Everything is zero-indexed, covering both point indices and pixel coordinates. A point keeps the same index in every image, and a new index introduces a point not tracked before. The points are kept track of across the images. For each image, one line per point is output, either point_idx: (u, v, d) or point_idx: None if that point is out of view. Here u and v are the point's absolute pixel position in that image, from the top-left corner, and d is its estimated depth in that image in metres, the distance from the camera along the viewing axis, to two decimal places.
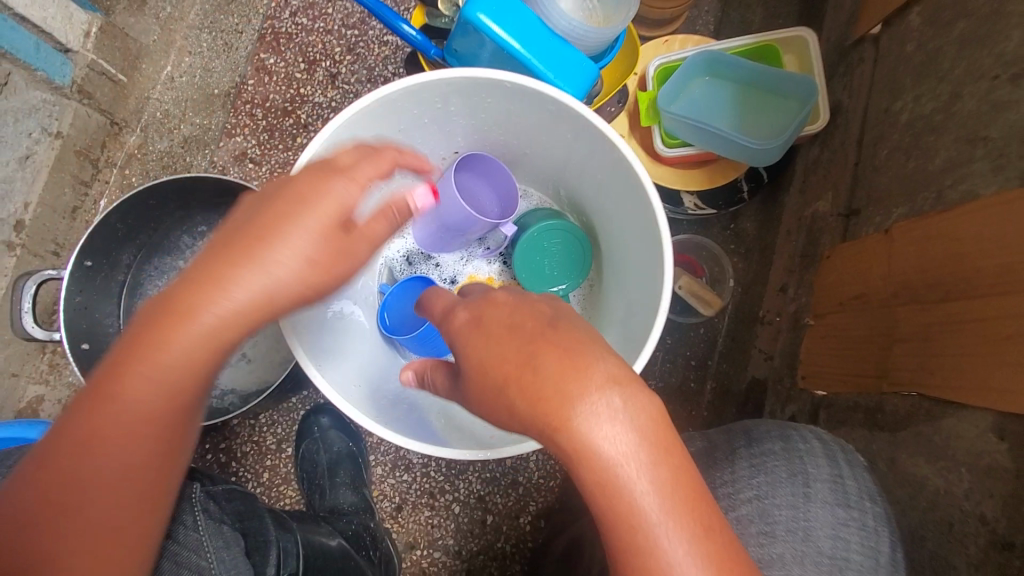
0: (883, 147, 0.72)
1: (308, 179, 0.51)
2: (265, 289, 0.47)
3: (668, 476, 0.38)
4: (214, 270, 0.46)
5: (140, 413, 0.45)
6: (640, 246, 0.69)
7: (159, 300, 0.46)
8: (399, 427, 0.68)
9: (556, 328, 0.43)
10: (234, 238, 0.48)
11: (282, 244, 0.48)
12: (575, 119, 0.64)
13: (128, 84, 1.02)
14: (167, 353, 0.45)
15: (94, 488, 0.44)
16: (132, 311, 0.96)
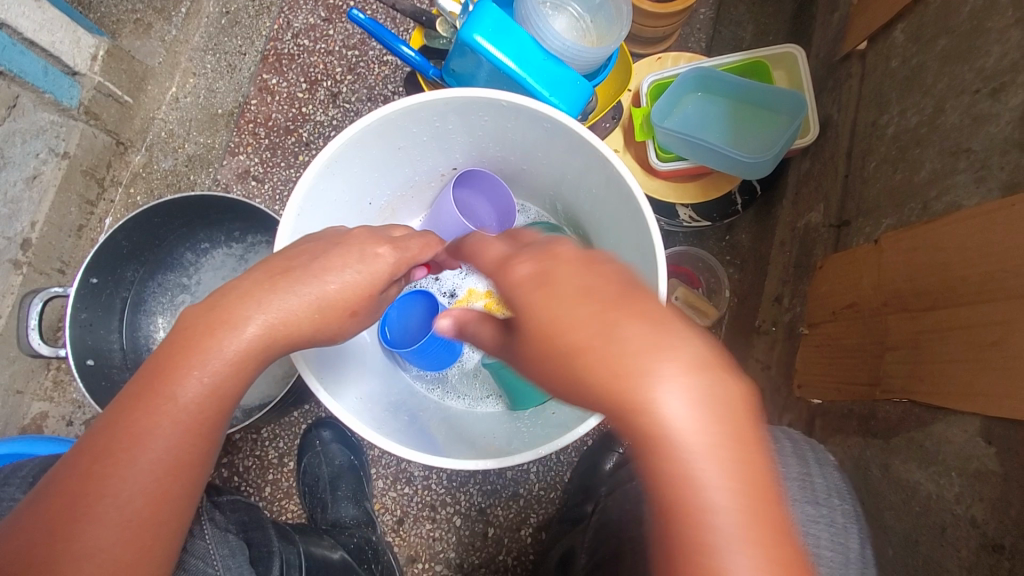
0: (871, 159, 0.74)
1: (355, 236, 0.57)
2: (307, 314, 0.52)
3: (743, 471, 0.33)
4: (262, 289, 0.51)
5: (181, 420, 0.47)
6: (631, 256, 0.71)
7: (203, 313, 0.49)
8: (400, 439, 0.69)
9: (636, 297, 0.38)
10: (287, 265, 0.53)
11: (330, 280, 0.53)
12: (569, 136, 0.66)
13: (134, 104, 1.05)
14: (212, 362, 0.48)
15: (124, 489, 0.45)
16: (137, 326, 0.97)
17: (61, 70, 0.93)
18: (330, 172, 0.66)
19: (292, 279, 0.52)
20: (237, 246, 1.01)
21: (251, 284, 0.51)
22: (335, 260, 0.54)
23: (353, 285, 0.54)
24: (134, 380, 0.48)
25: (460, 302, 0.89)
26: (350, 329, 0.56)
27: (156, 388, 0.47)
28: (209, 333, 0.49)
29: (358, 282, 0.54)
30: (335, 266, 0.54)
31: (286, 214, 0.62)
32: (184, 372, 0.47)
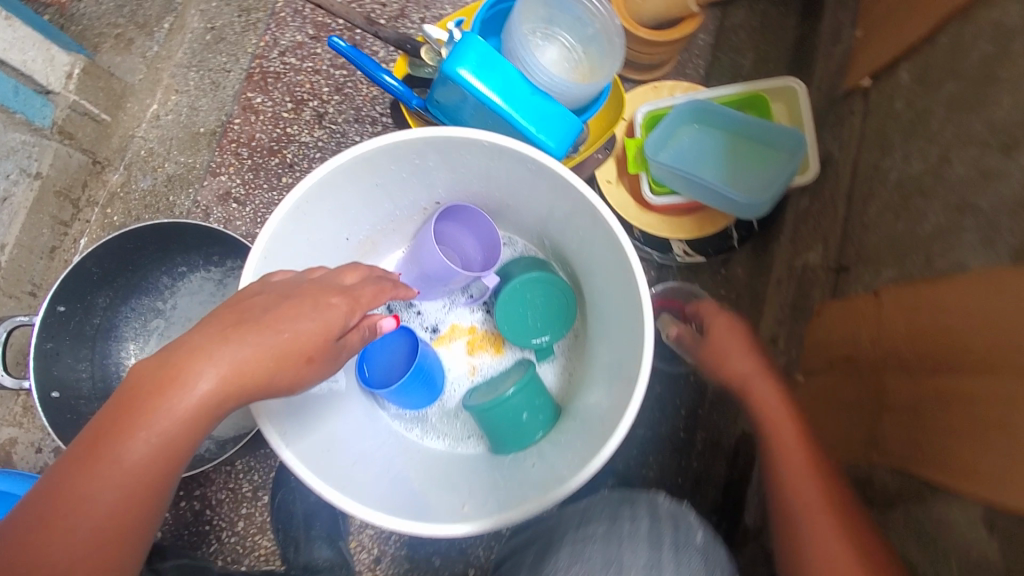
0: (872, 205, 0.71)
1: (306, 288, 0.57)
2: (263, 366, 0.51)
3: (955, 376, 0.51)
4: (213, 344, 0.50)
5: (124, 483, 0.47)
6: (620, 303, 0.68)
7: (156, 366, 0.49)
8: (370, 494, 0.65)
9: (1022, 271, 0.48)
10: (238, 316, 0.53)
11: (283, 328, 0.53)
12: (554, 178, 0.64)
13: (112, 123, 1.02)
14: (160, 425, 0.48)
15: (60, 554, 0.45)
16: (107, 353, 0.92)
17: (32, 88, 0.90)
18: (302, 212, 0.63)
19: (244, 329, 0.52)
20: (216, 270, 0.96)
21: (206, 337, 0.50)
22: (289, 309, 0.54)
23: (306, 333, 0.54)
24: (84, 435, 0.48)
25: (442, 338, 0.85)
26: (308, 379, 0.55)
27: (105, 445, 0.47)
28: (160, 389, 0.48)
29: (314, 330, 0.54)
30: (289, 317, 0.53)
31: (252, 256, 0.59)
32: (133, 431, 0.47)
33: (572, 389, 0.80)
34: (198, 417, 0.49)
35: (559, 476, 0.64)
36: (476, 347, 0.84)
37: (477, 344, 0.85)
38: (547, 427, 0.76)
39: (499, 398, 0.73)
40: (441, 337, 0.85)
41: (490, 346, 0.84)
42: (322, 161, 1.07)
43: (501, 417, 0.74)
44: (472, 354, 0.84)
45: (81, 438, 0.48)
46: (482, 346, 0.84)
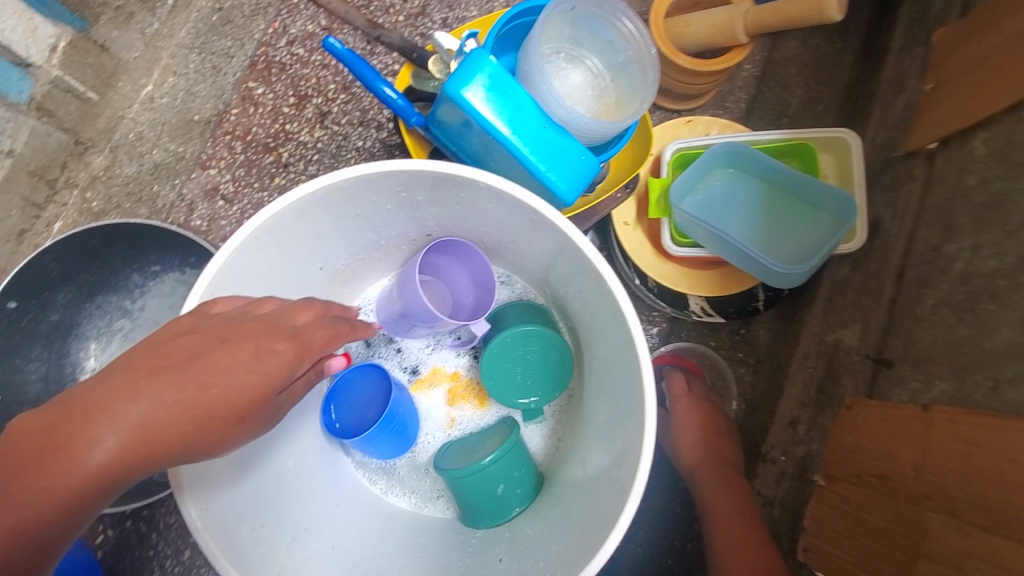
0: (928, 295, 0.61)
1: (248, 326, 0.47)
2: (177, 429, 0.43)
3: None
4: (118, 399, 0.42)
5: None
6: (621, 382, 0.59)
7: (53, 420, 0.41)
8: None
9: None
10: (159, 364, 0.44)
11: (211, 382, 0.44)
12: (557, 232, 0.55)
13: (100, 102, 0.94)
14: (40, 497, 0.40)
15: None
16: (64, 353, 0.85)
17: (9, 60, 0.82)
18: (264, 241, 0.54)
19: (159, 380, 0.43)
20: (191, 273, 0.88)
21: (114, 389, 0.42)
22: (218, 358, 0.45)
23: (238, 388, 0.45)
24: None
25: (421, 382, 0.76)
26: (237, 443, 0.46)
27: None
28: (46, 454, 0.40)
29: (248, 385, 0.45)
30: (223, 369, 0.45)
31: (197, 290, 0.51)
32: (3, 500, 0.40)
33: (558, 457, 0.72)
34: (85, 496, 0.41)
35: None
36: (456, 398, 0.76)
37: (458, 394, 0.76)
38: (525, 502, 0.67)
39: (475, 466, 0.64)
40: (419, 382, 0.76)
41: (472, 399, 0.76)
42: (319, 163, 0.99)
43: (475, 489, 0.65)
44: (452, 404, 0.76)
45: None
46: (463, 398, 0.76)
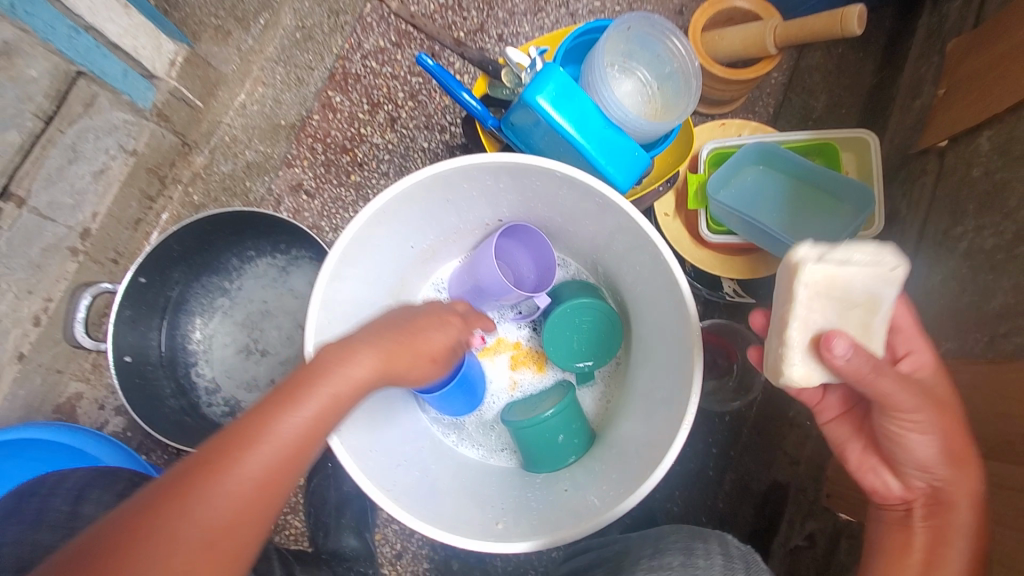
0: (938, 271, 0.70)
1: (431, 309, 0.67)
2: (408, 359, 0.61)
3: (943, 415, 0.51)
4: (368, 339, 0.60)
5: (282, 447, 0.52)
6: (668, 343, 0.69)
7: (288, 390, 0.55)
8: (409, 496, 0.68)
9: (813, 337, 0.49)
10: (383, 324, 0.62)
11: (420, 332, 0.63)
12: (619, 214, 0.65)
13: (203, 109, 1.08)
14: (322, 400, 0.55)
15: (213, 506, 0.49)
16: (175, 325, 0.98)
17: (139, 73, 0.98)
18: (377, 221, 0.66)
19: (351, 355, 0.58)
20: (281, 257, 1.02)
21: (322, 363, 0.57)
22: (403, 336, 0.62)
23: (434, 339, 0.64)
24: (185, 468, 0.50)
25: (486, 349, 0.87)
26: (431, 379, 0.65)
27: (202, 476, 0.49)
28: (289, 405, 0.54)
29: (442, 339, 0.64)
30: (427, 327, 0.64)
31: (329, 259, 0.62)
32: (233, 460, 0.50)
33: (608, 415, 0.82)
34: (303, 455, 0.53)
35: (596, 508, 0.66)
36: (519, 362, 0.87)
37: (519, 360, 0.87)
38: (581, 452, 0.77)
39: (538, 417, 0.74)
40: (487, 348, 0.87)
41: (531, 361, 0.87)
42: (389, 163, 1.12)
43: (539, 436, 0.75)
44: (514, 368, 0.87)
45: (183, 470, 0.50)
46: (523, 363, 0.87)
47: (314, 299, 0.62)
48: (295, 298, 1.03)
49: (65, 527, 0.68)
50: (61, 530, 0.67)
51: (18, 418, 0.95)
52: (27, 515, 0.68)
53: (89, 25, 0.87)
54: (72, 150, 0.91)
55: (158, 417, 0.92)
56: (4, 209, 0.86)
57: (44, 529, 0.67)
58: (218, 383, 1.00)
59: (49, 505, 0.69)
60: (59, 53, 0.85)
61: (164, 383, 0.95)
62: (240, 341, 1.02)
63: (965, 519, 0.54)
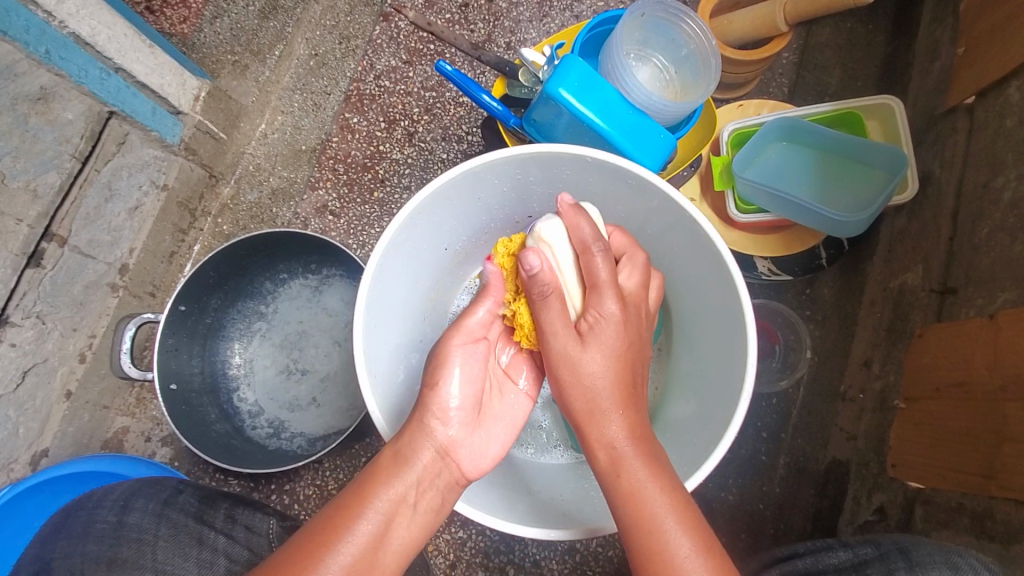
0: (984, 226, 0.70)
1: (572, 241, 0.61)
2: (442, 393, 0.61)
3: (632, 426, 0.56)
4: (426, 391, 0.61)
5: (423, 465, 0.57)
6: (716, 319, 0.68)
7: (394, 454, 0.57)
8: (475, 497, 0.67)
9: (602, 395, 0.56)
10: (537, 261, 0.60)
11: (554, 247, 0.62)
12: (654, 194, 0.65)
13: (227, 140, 1.11)
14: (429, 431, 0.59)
15: (403, 526, 0.54)
16: (215, 351, 1.00)
17: (167, 109, 1.00)
18: (413, 223, 0.67)
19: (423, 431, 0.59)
20: (312, 278, 1.04)
21: (396, 444, 0.58)
22: (412, 443, 0.58)
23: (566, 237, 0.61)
24: (329, 511, 0.53)
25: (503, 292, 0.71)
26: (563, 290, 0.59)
27: (343, 521, 0.52)
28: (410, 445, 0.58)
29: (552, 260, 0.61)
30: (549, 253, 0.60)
31: (371, 262, 0.63)
32: (376, 509, 0.53)
33: (656, 401, 0.81)
34: (430, 510, 0.56)
35: None
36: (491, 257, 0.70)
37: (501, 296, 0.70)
38: None
39: None
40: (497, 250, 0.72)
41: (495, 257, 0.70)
42: (411, 176, 1.14)
43: None
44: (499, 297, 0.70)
45: (329, 511, 0.53)
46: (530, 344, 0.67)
47: (359, 303, 0.62)
48: (329, 317, 1.04)
49: (113, 537, 0.68)
50: (109, 540, 0.68)
51: (70, 454, 0.95)
52: (76, 528, 0.69)
53: (118, 66, 0.90)
54: (108, 188, 0.94)
55: (207, 440, 0.92)
56: (48, 248, 0.88)
57: (92, 540, 0.68)
58: (261, 406, 1.00)
59: (96, 517, 0.69)
60: (92, 95, 0.88)
61: (209, 409, 0.96)
62: (279, 363, 1.03)
63: (608, 426, 0.56)
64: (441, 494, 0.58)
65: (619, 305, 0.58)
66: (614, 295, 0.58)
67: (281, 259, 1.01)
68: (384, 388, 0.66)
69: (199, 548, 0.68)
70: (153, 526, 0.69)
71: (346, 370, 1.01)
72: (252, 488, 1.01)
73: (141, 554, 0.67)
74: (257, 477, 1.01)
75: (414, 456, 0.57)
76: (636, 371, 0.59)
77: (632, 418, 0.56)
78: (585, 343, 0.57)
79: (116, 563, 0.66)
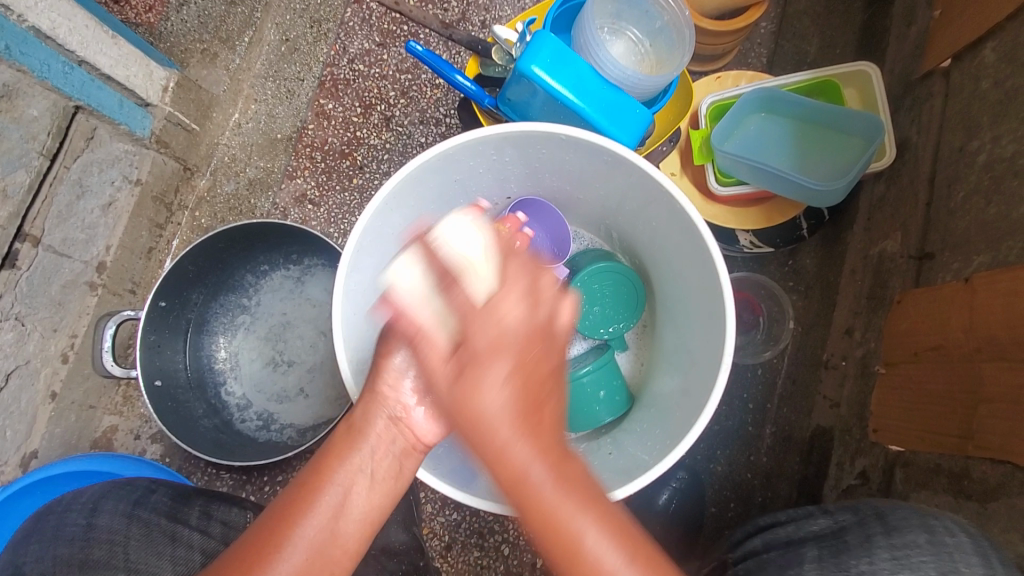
0: (960, 190, 0.70)
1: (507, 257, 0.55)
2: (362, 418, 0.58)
3: (562, 475, 0.49)
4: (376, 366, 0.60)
5: (381, 429, 0.59)
6: (693, 292, 0.69)
7: (351, 425, 0.59)
8: (468, 482, 0.67)
9: (537, 421, 0.50)
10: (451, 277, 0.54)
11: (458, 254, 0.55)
12: (630, 170, 0.65)
13: (200, 132, 1.09)
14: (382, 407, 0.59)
15: (360, 496, 0.56)
16: (200, 346, 0.99)
17: (134, 102, 0.98)
18: (388, 208, 0.66)
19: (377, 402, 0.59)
20: (295, 268, 1.03)
21: (349, 419, 0.59)
22: (362, 422, 0.58)
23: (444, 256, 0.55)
24: (293, 488, 0.55)
25: None
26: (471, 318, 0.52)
27: (306, 496, 0.54)
28: (364, 417, 0.59)
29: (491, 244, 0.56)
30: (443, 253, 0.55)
31: (346, 249, 0.62)
32: (336, 484, 0.55)
33: (641, 378, 0.81)
34: (389, 477, 0.58)
35: (640, 463, 0.66)
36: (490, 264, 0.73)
37: None
38: (617, 411, 0.77)
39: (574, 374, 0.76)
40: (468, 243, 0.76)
41: None
42: (389, 162, 1.12)
43: (578, 394, 0.77)
44: None
45: (290, 490, 0.55)
46: None
47: (337, 291, 0.61)
48: (313, 307, 1.03)
49: (83, 539, 0.67)
50: (79, 542, 0.67)
51: (59, 455, 0.95)
52: (46, 531, 0.68)
53: (81, 59, 0.87)
54: (79, 185, 0.92)
55: (196, 435, 0.92)
56: (22, 249, 0.86)
57: (62, 543, 0.67)
58: (248, 399, 1.00)
59: (66, 521, 0.68)
60: (56, 90, 0.85)
61: (196, 404, 0.96)
62: (265, 355, 1.02)
63: (518, 452, 0.49)
64: (400, 461, 0.59)
65: (526, 311, 0.52)
66: (528, 304, 0.53)
67: (261, 250, 0.99)
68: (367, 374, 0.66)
69: (175, 544, 0.68)
70: (123, 526, 0.68)
71: (332, 359, 1.01)
72: (245, 480, 1.01)
73: (112, 555, 0.66)
74: (249, 469, 1.01)
75: (369, 426, 0.58)
76: (549, 389, 0.52)
77: (545, 435, 0.50)
78: (476, 377, 0.50)
79: (87, 565, 0.66)
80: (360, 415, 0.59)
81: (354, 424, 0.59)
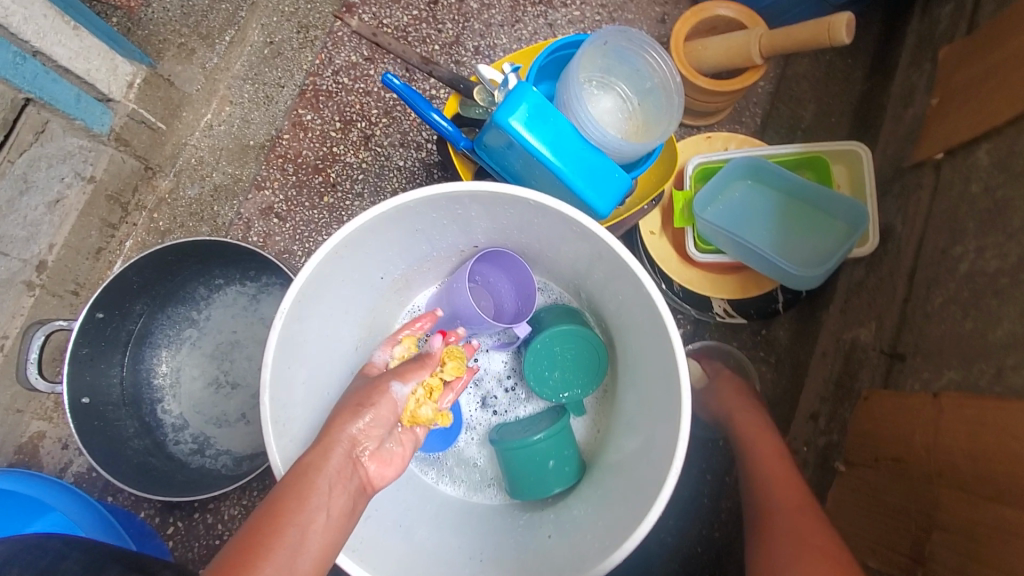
0: (937, 294, 0.68)
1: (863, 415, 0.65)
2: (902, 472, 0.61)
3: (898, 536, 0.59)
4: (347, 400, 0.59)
5: (335, 465, 0.54)
6: (654, 374, 0.65)
7: (306, 461, 0.54)
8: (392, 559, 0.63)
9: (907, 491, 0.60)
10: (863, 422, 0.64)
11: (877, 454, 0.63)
12: (598, 242, 0.62)
13: (167, 131, 1.04)
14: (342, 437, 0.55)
15: (314, 537, 0.50)
16: (140, 360, 0.94)
17: (95, 96, 0.93)
18: (338, 256, 0.61)
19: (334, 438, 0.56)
20: (250, 285, 0.97)
21: (300, 459, 0.54)
22: (314, 460, 0.54)
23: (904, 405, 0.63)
24: (244, 533, 0.49)
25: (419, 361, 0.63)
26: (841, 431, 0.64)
27: (256, 542, 0.48)
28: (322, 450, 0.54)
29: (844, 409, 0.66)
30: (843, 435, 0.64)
31: (286, 299, 0.57)
32: (294, 524, 0.49)
33: (594, 446, 0.78)
34: (346, 514, 0.53)
35: (583, 556, 0.62)
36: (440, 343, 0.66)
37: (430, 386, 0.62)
38: (568, 482, 0.73)
39: (527, 441, 0.72)
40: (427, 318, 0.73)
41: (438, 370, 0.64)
42: (364, 182, 1.07)
43: (528, 461, 0.72)
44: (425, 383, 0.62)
45: (241, 534, 0.49)
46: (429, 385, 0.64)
47: (270, 345, 0.57)
48: (266, 328, 0.98)
49: None
50: None
51: None
52: None
53: (36, 50, 0.82)
54: (24, 181, 0.87)
55: (120, 461, 0.87)
56: None
57: None
58: (185, 420, 0.94)
59: None
60: (5, 81, 0.80)
61: (127, 424, 0.91)
62: (208, 375, 0.97)
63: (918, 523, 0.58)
64: (354, 499, 0.54)
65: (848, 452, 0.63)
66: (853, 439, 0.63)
67: (215, 265, 0.94)
68: (300, 432, 0.62)
69: None
70: None
71: None
72: (174, 505, 0.96)
73: None
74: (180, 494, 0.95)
75: (324, 462, 0.54)
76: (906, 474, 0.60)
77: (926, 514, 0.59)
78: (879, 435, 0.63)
79: None
80: (317, 449, 0.55)
81: (311, 458, 0.54)
